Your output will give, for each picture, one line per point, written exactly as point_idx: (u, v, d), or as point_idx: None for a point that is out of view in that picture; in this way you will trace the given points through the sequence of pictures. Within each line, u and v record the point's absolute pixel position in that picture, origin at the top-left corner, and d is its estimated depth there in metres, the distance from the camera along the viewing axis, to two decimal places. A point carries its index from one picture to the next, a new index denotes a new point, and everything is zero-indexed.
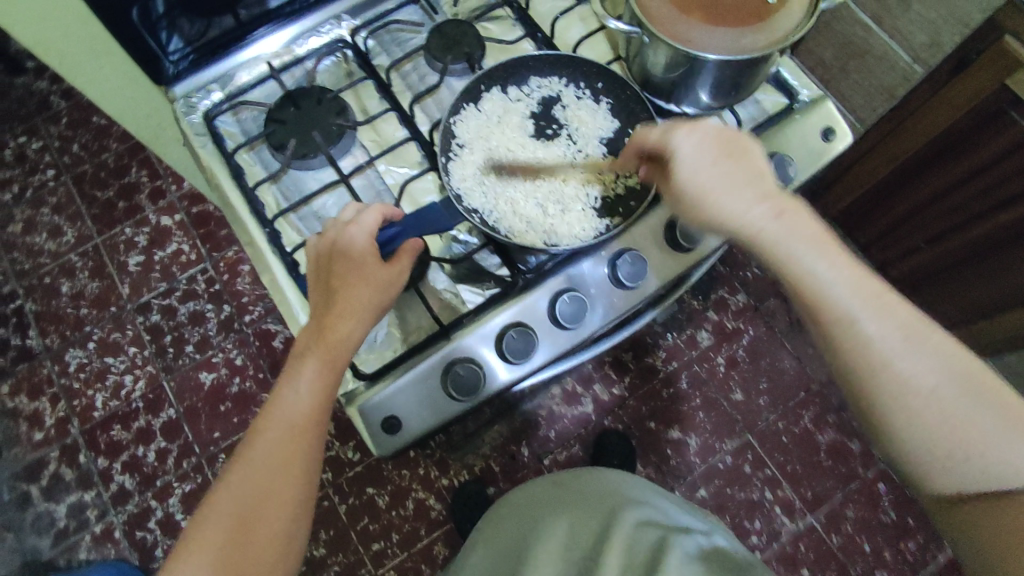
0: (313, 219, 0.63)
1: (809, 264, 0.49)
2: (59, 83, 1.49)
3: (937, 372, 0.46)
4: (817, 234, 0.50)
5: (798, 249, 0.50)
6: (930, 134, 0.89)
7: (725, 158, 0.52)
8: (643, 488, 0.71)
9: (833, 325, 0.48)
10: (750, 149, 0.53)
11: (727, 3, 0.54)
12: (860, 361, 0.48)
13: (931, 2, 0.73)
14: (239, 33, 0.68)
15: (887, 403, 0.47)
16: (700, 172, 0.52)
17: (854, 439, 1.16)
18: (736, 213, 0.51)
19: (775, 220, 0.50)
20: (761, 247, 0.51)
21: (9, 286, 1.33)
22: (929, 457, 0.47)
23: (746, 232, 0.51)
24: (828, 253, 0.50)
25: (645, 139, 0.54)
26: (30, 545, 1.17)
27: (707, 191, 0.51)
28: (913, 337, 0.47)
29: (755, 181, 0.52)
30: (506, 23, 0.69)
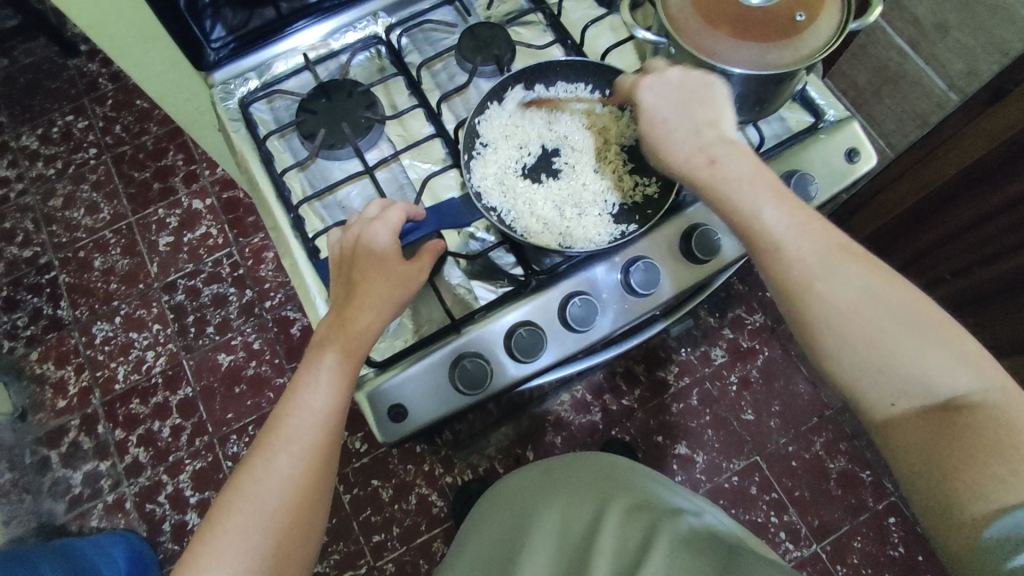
0: (336, 208, 0.65)
1: (742, 195, 0.50)
2: (108, 66, 1.55)
3: (861, 293, 0.46)
4: (757, 173, 0.51)
5: (735, 187, 0.51)
6: (964, 163, 0.84)
7: (677, 106, 0.54)
8: (629, 469, 0.71)
9: (760, 251, 0.50)
10: (709, 97, 0.54)
11: (755, 16, 0.54)
12: (787, 287, 0.48)
13: (969, 29, 0.77)
14: (279, 25, 0.71)
15: (811, 326, 0.47)
16: (650, 121, 0.54)
17: (867, 469, 1.14)
18: (677, 158, 0.53)
19: (711, 166, 0.51)
20: (699, 192, 0.52)
21: (45, 257, 1.38)
22: (857, 379, 0.46)
23: (685, 175, 0.53)
24: (766, 187, 0.51)
25: (622, 88, 0.58)
26: (45, 509, 1.20)
27: (656, 137, 0.54)
28: (839, 263, 0.47)
29: (699, 131, 0.53)
30: (537, 28, 0.71)
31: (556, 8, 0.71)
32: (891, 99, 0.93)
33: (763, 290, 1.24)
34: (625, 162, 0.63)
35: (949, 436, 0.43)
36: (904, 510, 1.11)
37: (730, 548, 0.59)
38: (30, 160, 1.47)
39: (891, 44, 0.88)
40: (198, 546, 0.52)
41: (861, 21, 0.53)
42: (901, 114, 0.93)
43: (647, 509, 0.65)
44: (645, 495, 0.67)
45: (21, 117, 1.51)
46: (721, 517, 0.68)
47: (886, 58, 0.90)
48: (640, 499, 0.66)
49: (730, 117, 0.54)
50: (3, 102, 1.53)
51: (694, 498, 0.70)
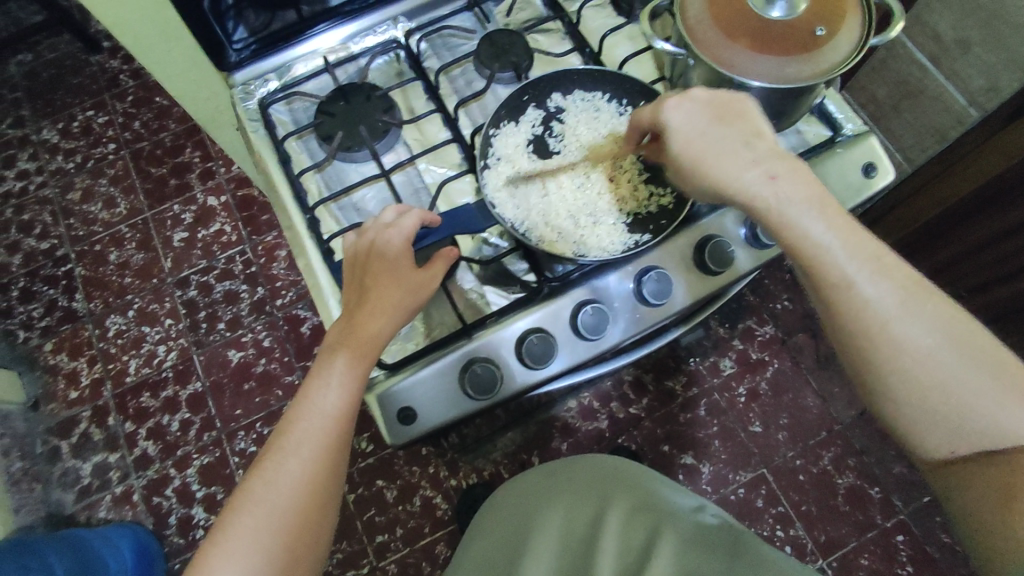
0: (351, 210, 0.65)
1: (809, 226, 0.48)
2: (129, 63, 1.58)
3: (933, 334, 0.45)
4: (818, 197, 0.49)
5: (801, 215, 0.48)
6: (980, 180, 0.83)
7: (719, 125, 0.51)
8: (636, 475, 0.69)
9: (829, 288, 0.47)
10: (745, 112, 0.52)
11: (776, 29, 0.54)
12: (857, 327, 0.46)
13: (990, 46, 0.76)
14: (300, 27, 0.71)
15: (882, 367, 0.46)
16: (692, 141, 0.51)
17: (875, 486, 1.13)
18: (731, 179, 0.50)
19: (771, 182, 0.49)
20: (758, 216, 0.50)
21: (62, 249, 1.40)
22: (923, 421, 0.45)
23: (742, 196, 0.50)
24: (831, 215, 0.48)
25: (641, 121, 0.56)
26: (54, 498, 1.22)
27: (702, 155, 0.51)
28: (910, 301, 0.46)
29: (750, 145, 0.51)
30: (556, 36, 0.71)
31: (575, 16, 0.71)
32: (911, 114, 0.93)
33: (773, 302, 1.24)
34: (639, 171, 0.63)
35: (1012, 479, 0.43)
36: (913, 529, 1.10)
37: (732, 553, 0.59)
38: (50, 154, 1.49)
39: (911, 59, 0.88)
40: (210, 548, 0.52)
41: (882, 35, 0.53)
42: (920, 128, 0.93)
43: (648, 511, 0.65)
44: (645, 495, 0.66)
45: (43, 111, 1.53)
46: (720, 511, 0.67)
47: (907, 73, 0.90)
48: (640, 499, 0.66)
49: (773, 131, 0.53)
50: (26, 96, 1.55)
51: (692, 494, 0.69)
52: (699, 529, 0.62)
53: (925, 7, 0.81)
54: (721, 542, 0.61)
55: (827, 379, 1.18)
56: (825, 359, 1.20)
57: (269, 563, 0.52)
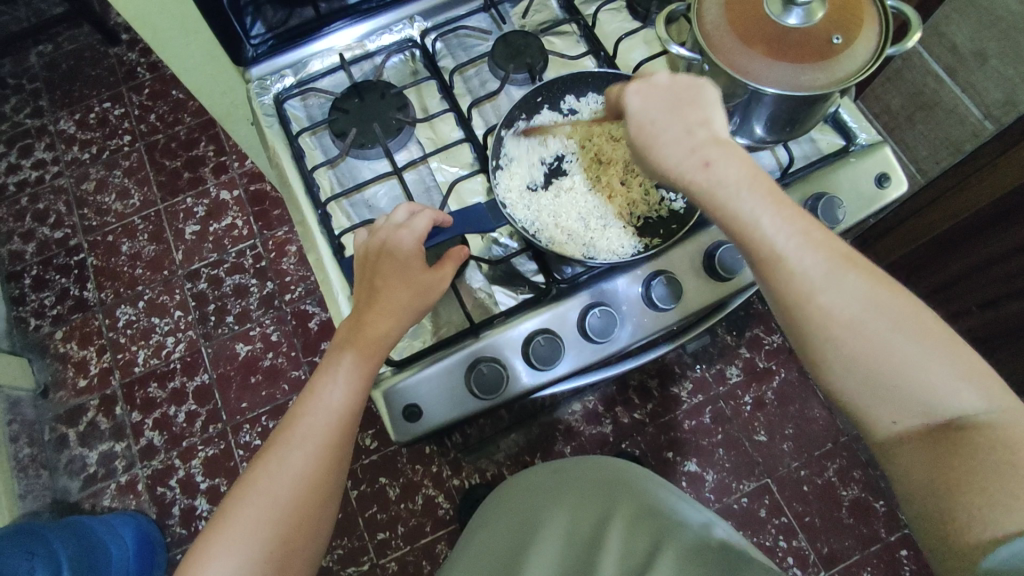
0: (363, 206, 0.66)
1: (742, 204, 0.45)
2: (147, 56, 1.59)
3: (862, 302, 0.43)
4: (756, 176, 0.46)
5: (740, 196, 0.45)
6: (996, 193, 0.82)
7: (668, 110, 0.49)
8: (641, 477, 0.69)
9: (760, 263, 0.45)
10: (701, 96, 0.50)
11: (791, 38, 0.54)
12: (788, 301, 0.45)
13: (1008, 59, 0.76)
14: (317, 25, 0.72)
15: (812, 339, 0.44)
16: (641, 127, 0.49)
17: (880, 499, 1.12)
18: (671, 164, 0.48)
19: (705, 169, 0.46)
20: (694, 201, 0.47)
21: (76, 239, 1.42)
22: (858, 393, 0.44)
23: (680, 183, 0.47)
24: (767, 193, 0.46)
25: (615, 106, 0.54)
26: (61, 485, 1.23)
27: (643, 138, 0.49)
28: (840, 272, 0.44)
29: (691, 131, 0.48)
30: (571, 39, 0.71)
31: (590, 19, 0.71)
32: (925, 125, 0.93)
33: None
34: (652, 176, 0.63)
35: (956, 455, 0.41)
36: (917, 543, 1.09)
37: (740, 554, 0.58)
38: (67, 144, 1.51)
39: (928, 70, 0.87)
40: (211, 537, 0.53)
41: (899, 46, 0.53)
42: (934, 140, 0.93)
43: (654, 513, 0.64)
44: (651, 498, 0.66)
45: (61, 101, 1.55)
46: (728, 525, 0.67)
47: (922, 84, 0.89)
48: (646, 502, 0.66)
49: (723, 118, 0.50)
50: (45, 87, 1.57)
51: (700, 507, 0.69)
52: (707, 535, 0.61)
53: (943, 17, 0.81)
54: (728, 545, 0.60)
55: None
56: None
57: (267, 553, 0.52)
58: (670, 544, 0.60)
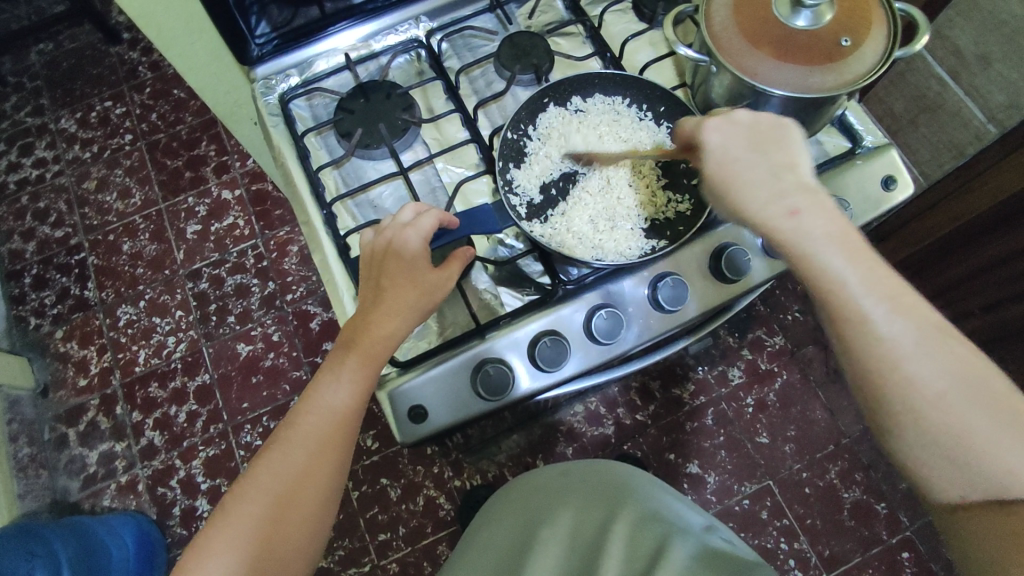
0: (368, 207, 0.65)
1: (830, 260, 0.47)
2: (148, 55, 1.59)
3: (947, 376, 0.45)
4: (839, 233, 0.48)
5: (816, 245, 0.47)
6: (998, 197, 0.82)
7: (754, 150, 0.50)
8: (649, 484, 0.70)
9: (843, 322, 0.47)
10: (785, 139, 0.51)
11: (799, 38, 0.54)
12: (869, 363, 0.46)
13: (1012, 63, 0.76)
14: (322, 24, 0.72)
15: (893, 406, 0.46)
16: (724, 163, 0.51)
17: (882, 502, 1.11)
18: (752, 207, 0.49)
19: (792, 218, 0.48)
20: (776, 246, 0.49)
21: (76, 238, 1.41)
22: (927, 461, 0.45)
23: (764, 228, 0.49)
24: (850, 248, 0.48)
25: (682, 132, 0.55)
26: (61, 485, 1.22)
27: (730, 180, 0.50)
28: (928, 342, 0.45)
29: (777, 175, 0.50)
30: (577, 39, 0.71)
31: (596, 20, 0.71)
32: (928, 128, 0.93)
33: (784, 312, 1.23)
34: (658, 177, 0.63)
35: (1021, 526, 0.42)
36: (919, 546, 1.09)
37: (742, 562, 0.58)
38: (68, 143, 1.50)
39: (931, 73, 0.87)
40: (213, 533, 0.53)
41: (907, 49, 0.53)
42: (937, 143, 0.93)
43: (657, 518, 0.64)
44: (655, 503, 0.66)
45: (62, 100, 1.55)
46: (728, 534, 0.67)
47: (925, 87, 0.89)
48: (650, 507, 0.66)
49: (808, 163, 0.51)
50: (45, 85, 1.56)
51: (703, 515, 0.69)
52: (712, 544, 0.61)
53: (947, 20, 0.81)
54: (731, 555, 0.60)
55: (835, 393, 1.18)
56: (834, 372, 1.19)
57: (264, 553, 0.52)
58: (675, 549, 0.59)
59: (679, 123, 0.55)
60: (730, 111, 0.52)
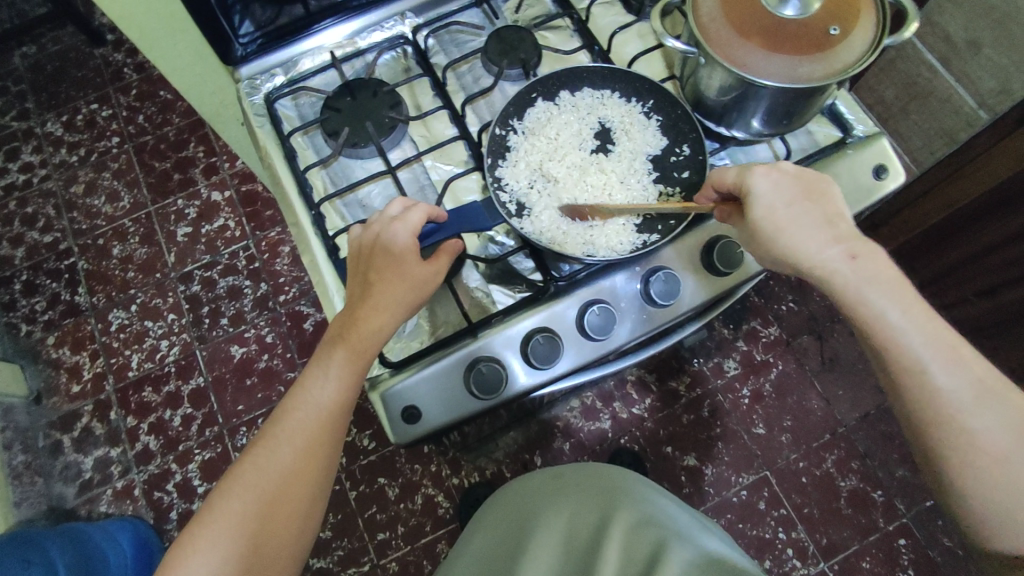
0: (357, 206, 0.65)
1: (891, 314, 0.50)
2: (133, 57, 1.57)
3: (1005, 431, 0.49)
4: (894, 280, 0.52)
5: (867, 291, 0.51)
6: (988, 183, 0.84)
7: (804, 201, 0.53)
8: (644, 486, 0.70)
9: (903, 375, 0.51)
10: (828, 192, 0.54)
11: (788, 28, 0.53)
12: (931, 415, 0.50)
13: (1002, 48, 0.75)
14: (306, 22, 0.71)
15: (950, 460, 0.50)
16: (776, 211, 0.52)
17: (878, 489, 1.12)
18: (813, 253, 0.51)
19: (853, 261, 0.51)
20: (835, 290, 0.52)
21: (66, 243, 1.40)
22: (983, 511, 0.50)
23: (825, 272, 0.51)
24: (904, 297, 0.51)
25: (721, 181, 0.55)
26: (56, 492, 1.21)
27: (783, 228, 0.52)
28: (984, 396, 0.50)
29: (830, 223, 0.52)
30: (565, 33, 0.70)
31: (583, 13, 0.71)
32: (919, 115, 0.92)
33: (778, 303, 1.23)
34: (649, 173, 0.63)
35: None
36: (916, 532, 1.09)
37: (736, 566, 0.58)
38: (54, 147, 1.49)
39: (921, 59, 0.87)
40: (198, 527, 0.54)
41: (897, 35, 0.52)
42: (928, 131, 0.92)
43: (652, 521, 0.64)
44: (649, 506, 0.66)
45: (47, 103, 1.53)
46: (719, 537, 0.67)
47: (916, 74, 0.89)
48: (646, 509, 0.66)
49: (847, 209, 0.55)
50: (30, 89, 1.55)
51: (695, 516, 0.70)
52: (709, 548, 0.61)
53: (936, 6, 0.80)
54: (728, 560, 0.60)
55: (830, 382, 1.18)
56: (829, 362, 1.19)
57: (254, 548, 0.53)
58: (672, 551, 0.59)
59: (714, 175, 0.56)
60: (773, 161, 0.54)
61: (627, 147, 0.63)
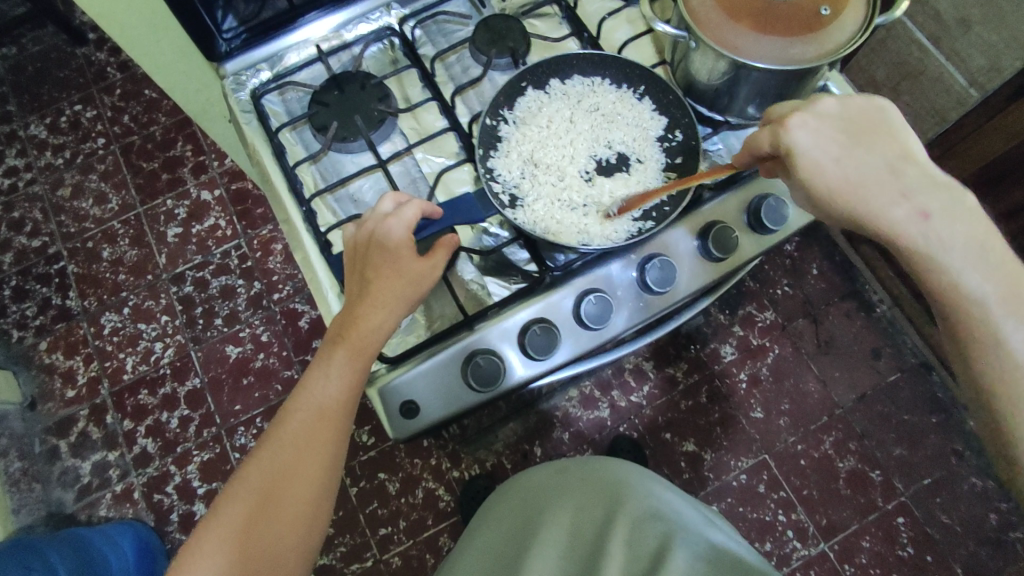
0: (348, 202, 0.64)
1: (971, 276, 0.48)
2: (116, 56, 1.55)
3: None
4: (972, 232, 0.49)
5: (947, 246, 0.49)
6: (980, 162, 0.88)
7: (856, 147, 0.50)
8: (649, 479, 0.69)
9: (982, 341, 0.48)
10: (884, 131, 0.51)
11: (778, 9, 0.52)
12: (1009, 386, 0.47)
13: (991, 25, 0.75)
14: (290, 15, 0.69)
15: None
16: (829, 170, 0.50)
17: (876, 469, 1.13)
18: (880, 211, 0.50)
19: (926, 219, 0.49)
20: (911, 250, 0.50)
21: (54, 247, 1.38)
22: None
23: (895, 232, 0.50)
24: (985, 253, 0.49)
25: (758, 147, 0.53)
26: (55, 498, 1.20)
27: (843, 188, 0.50)
28: None
29: (895, 172, 0.50)
30: (553, 21, 0.70)
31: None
32: (910, 95, 0.91)
33: (773, 287, 1.23)
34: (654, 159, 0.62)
35: None
36: (913, 510, 1.11)
37: (740, 563, 0.59)
38: (38, 150, 1.47)
39: (911, 39, 0.86)
40: (207, 529, 0.54)
41: (888, 14, 0.52)
42: (918, 110, 0.92)
43: (657, 516, 0.65)
44: (654, 499, 0.66)
45: (30, 105, 1.51)
46: (721, 526, 0.68)
47: (907, 54, 0.88)
48: (650, 505, 0.66)
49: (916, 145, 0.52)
50: (11, 91, 1.52)
51: (698, 505, 0.70)
52: (714, 545, 0.62)
53: None
54: (732, 555, 0.61)
55: (827, 364, 1.19)
56: (825, 344, 1.20)
57: (258, 550, 0.52)
58: (677, 553, 0.60)
59: (750, 139, 0.54)
60: (812, 108, 0.51)
61: (623, 131, 0.63)
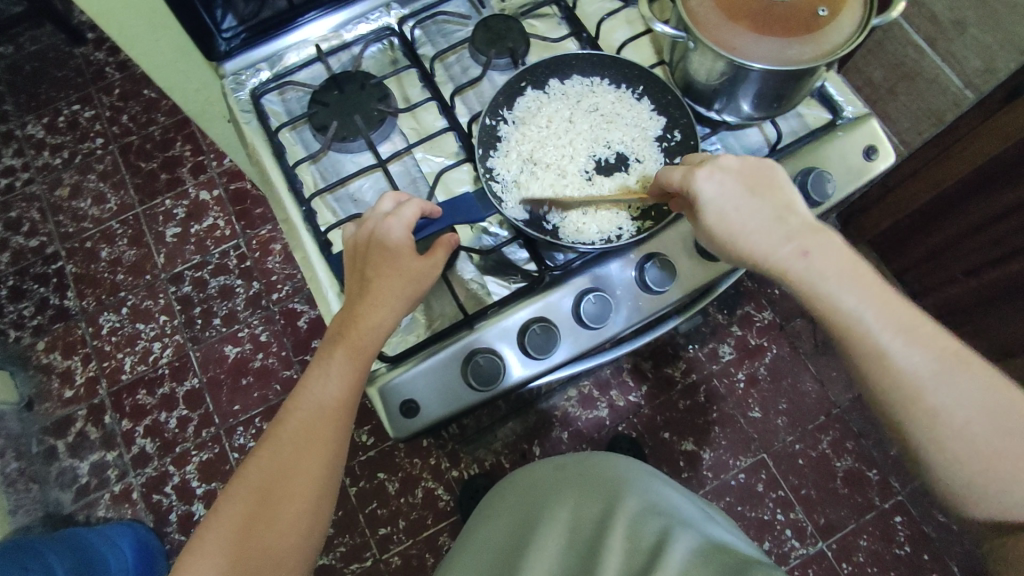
0: (348, 201, 0.64)
1: (846, 298, 0.51)
2: (114, 55, 1.55)
3: (970, 404, 0.49)
4: (847, 265, 0.52)
5: (823, 280, 0.52)
6: (977, 160, 0.87)
7: (750, 196, 0.53)
8: (647, 476, 0.70)
9: (862, 353, 0.51)
10: (775, 182, 0.54)
11: (775, 11, 0.53)
12: (894, 393, 0.50)
13: (987, 27, 0.75)
14: (289, 15, 0.70)
15: (917, 434, 0.50)
16: (725, 215, 0.53)
17: (874, 469, 1.13)
18: (765, 252, 0.52)
19: (805, 257, 0.52)
20: (794, 285, 0.53)
21: (52, 247, 1.38)
22: (960, 486, 0.49)
23: (779, 269, 0.52)
24: (860, 283, 0.52)
25: (668, 182, 0.55)
26: (53, 498, 1.20)
27: (735, 230, 0.53)
28: (946, 371, 0.49)
29: (781, 219, 0.53)
30: (552, 21, 0.70)
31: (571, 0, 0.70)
32: (907, 97, 0.92)
33: (771, 287, 1.24)
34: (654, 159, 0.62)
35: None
36: (910, 509, 1.11)
37: (739, 555, 0.59)
38: (36, 150, 1.46)
39: (907, 40, 0.87)
40: (208, 530, 0.54)
41: (885, 16, 0.52)
42: (916, 112, 0.92)
43: (655, 511, 0.64)
44: (651, 495, 0.66)
45: (28, 105, 1.50)
46: (721, 523, 0.68)
47: (902, 55, 0.89)
48: (649, 499, 0.66)
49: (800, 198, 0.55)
50: (9, 91, 1.52)
51: (697, 503, 0.70)
52: (714, 538, 0.62)
53: None
54: (731, 548, 0.60)
55: (825, 364, 1.19)
56: (823, 344, 1.20)
57: (257, 550, 0.52)
58: (676, 542, 0.60)
59: (662, 174, 0.55)
60: (714, 159, 0.53)
61: (621, 130, 0.63)
